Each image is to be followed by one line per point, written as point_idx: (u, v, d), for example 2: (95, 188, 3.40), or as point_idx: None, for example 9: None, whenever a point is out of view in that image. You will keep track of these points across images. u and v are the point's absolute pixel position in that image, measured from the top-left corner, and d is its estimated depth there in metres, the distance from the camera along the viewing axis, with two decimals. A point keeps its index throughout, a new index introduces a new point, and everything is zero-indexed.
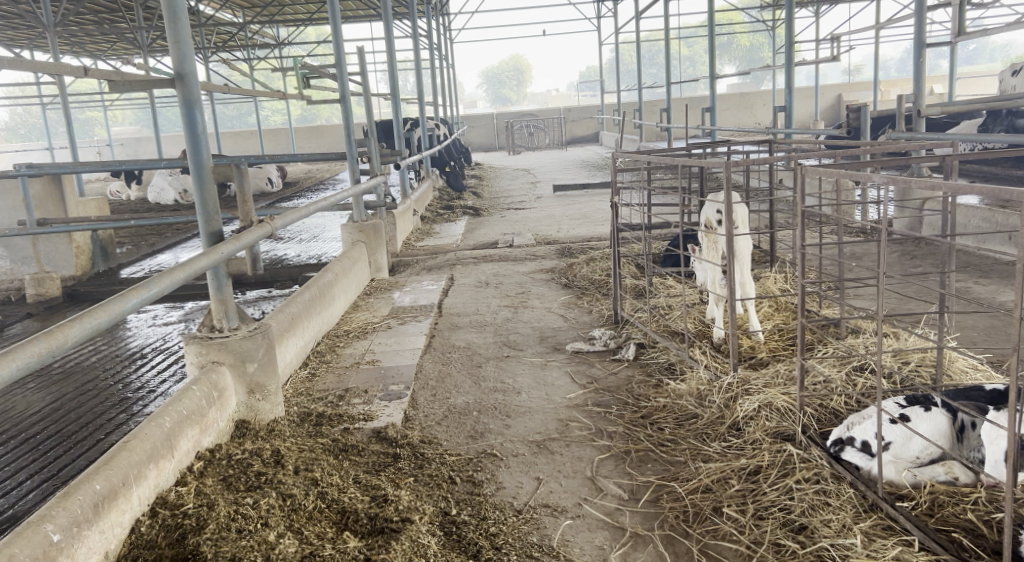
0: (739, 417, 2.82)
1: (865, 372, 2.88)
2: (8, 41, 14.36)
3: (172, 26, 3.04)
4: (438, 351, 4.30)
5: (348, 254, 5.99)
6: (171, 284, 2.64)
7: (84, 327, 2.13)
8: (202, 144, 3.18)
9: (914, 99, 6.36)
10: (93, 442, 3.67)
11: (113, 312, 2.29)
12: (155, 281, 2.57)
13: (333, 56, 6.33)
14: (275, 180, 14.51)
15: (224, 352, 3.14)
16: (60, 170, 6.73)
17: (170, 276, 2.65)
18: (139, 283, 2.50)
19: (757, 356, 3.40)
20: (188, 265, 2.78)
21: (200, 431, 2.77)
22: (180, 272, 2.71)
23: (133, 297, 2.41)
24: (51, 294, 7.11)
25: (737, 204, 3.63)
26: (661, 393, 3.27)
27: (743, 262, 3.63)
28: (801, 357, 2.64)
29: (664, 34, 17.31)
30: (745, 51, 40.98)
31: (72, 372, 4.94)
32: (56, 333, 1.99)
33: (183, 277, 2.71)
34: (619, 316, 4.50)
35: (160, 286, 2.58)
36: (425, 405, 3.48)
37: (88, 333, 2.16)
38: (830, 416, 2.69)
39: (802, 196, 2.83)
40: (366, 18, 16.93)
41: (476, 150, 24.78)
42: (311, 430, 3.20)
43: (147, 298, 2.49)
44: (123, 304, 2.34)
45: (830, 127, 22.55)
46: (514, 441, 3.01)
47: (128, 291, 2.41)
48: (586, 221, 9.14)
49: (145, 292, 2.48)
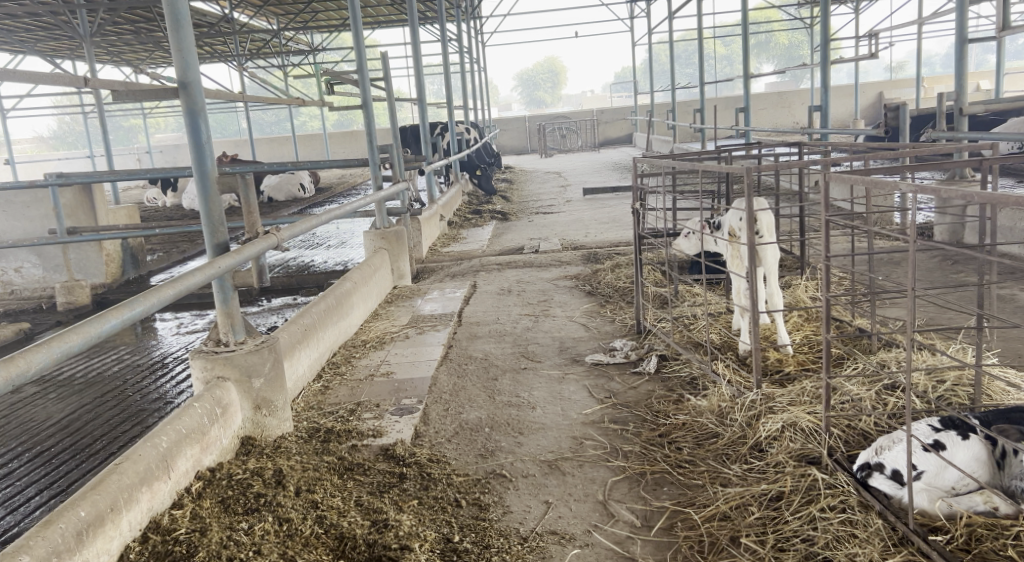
0: (762, 437, 2.64)
1: (897, 391, 2.69)
2: (50, 52, 14.71)
3: (174, 33, 2.99)
4: (455, 362, 4.20)
5: (369, 262, 5.92)
6: (158, 301, 2.51)
7: (52, 352, 1.96)
8: (206, 154, 3.13)
9: (956, 96, 6.07)
10: (105, 457, 3.64)
11: (89, 335, 2.14)
12: (141, 299, 2.43)
13: (353, 63, 6.25)
14: (307, 186, 14.60)
15: (229, 367, 3.08)
16: (88, 180, 6.79)
17: (159, 293, 2.54)
18: (123, 303, 2.36)
19: (783, 370, 3.22)
20: (189, 278, 2.70)
21: (201, 450, 2.70)
22: (170, 289, 2.59)
23: (113, 317, 2.26)
24: (81, 302, 7.20)
25: (763, 211, 3.46)
26: (682, 410, 3.12)
27: (767, 271, 3.43)
28: (827, 374, 2.47)
29: (696, 34, 17.00)
30: (783, 49, 40.33)
31: (94, 381, 4.95)
32: (19, 360, 1.82)
33: (173, 294, 2.59)
34: (641, 326, 4.34)
35: (146, 305, 2.43)
36: (436, 421, 3.37)
37: (58, 359, 2.00)
38: (859, 438, 2.50)
39: (828, 202, 2.64)
40: (397, 23, 16.97)
41: (508, 153, 24.71)
42: (318, 447, 3.12)
43: (131, 317, 2.36)
44: (100, 326, 2.19)
45: (871, 126, 21.99)
46: (524, 461, 2.88)
47: (118, 309, 2.33)
48: (614, 225, 8.98)
49: (128, 311, 2.34)
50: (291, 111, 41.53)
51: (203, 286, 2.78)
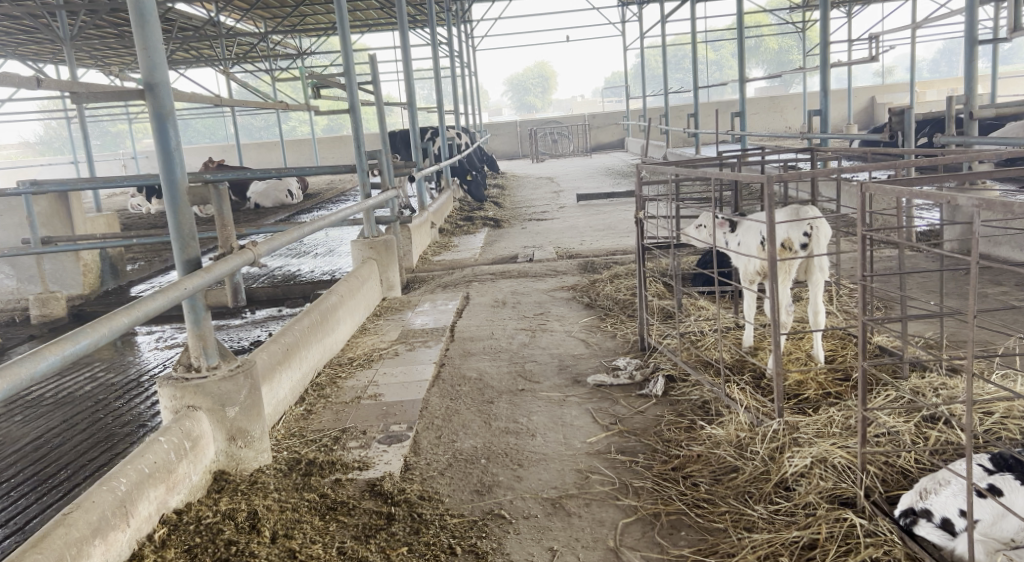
0: (788, 473, 2.40)
1: (937, 423, 2.44)
2: (33, 56, 14.35)
3: (139, 31, 2.72)
4: (448, 383, 3.93)
5: (356, 273, 5.65)
6: (107, 332, 2.19)
7: None
8: (175, 162, 2.86)
9: (965, 100, 5.85)
10: (67, 489, 3.34)
11: (21, 377, 1.79)
12: (86, 331, 2.11)
13: (341, 66, 5.96)
14: (295, 193, 14.28)
15: (201, 395, 2.81)
16: (63, 187, 6.48)
17: (109, 322, 2.22)
18: (65, 335, 2.04)
19: (806, 399, 2.98)
20: (143, 305, 2.38)
21: (166, 490, 2.44)
22: (123, 318, 2.28)
23: (50, 354, 1.92)
24: (56, 315, 6.84)
25: (821, 223, 3.21)
26: (695, 439, 2.86)
27: (817, 288, 3.25)
28: (862, 406, 2.22)
29: (690, 40, 16.80)
30: (773, 54, 40.45)
31: (64, 402, 4.64)
32: None
33: (126, 323, 2.28)
34: (645, 343, 4.10)
35: (91, 337, 2.11)
36: (428, 451, 3.11)
37: None
38: (899, 477, 2.25)
39: (864, 214, 2.42)
40: (387, 26, 16.67)
41: (499, 158, 24.47)
42: (298, 481, 2.86)
43: (75, 351, 2.03)
44: (34, 365, 1.85)
45: (864, 130, 21.95)
46: (525, 499, 2.62)
47: (54, 346, 1.97)
48: (610, 232, 8.74)
49: (71, 345, 2.02)
50: (279, 116, 41.18)
51: (163, 311, 2.47)
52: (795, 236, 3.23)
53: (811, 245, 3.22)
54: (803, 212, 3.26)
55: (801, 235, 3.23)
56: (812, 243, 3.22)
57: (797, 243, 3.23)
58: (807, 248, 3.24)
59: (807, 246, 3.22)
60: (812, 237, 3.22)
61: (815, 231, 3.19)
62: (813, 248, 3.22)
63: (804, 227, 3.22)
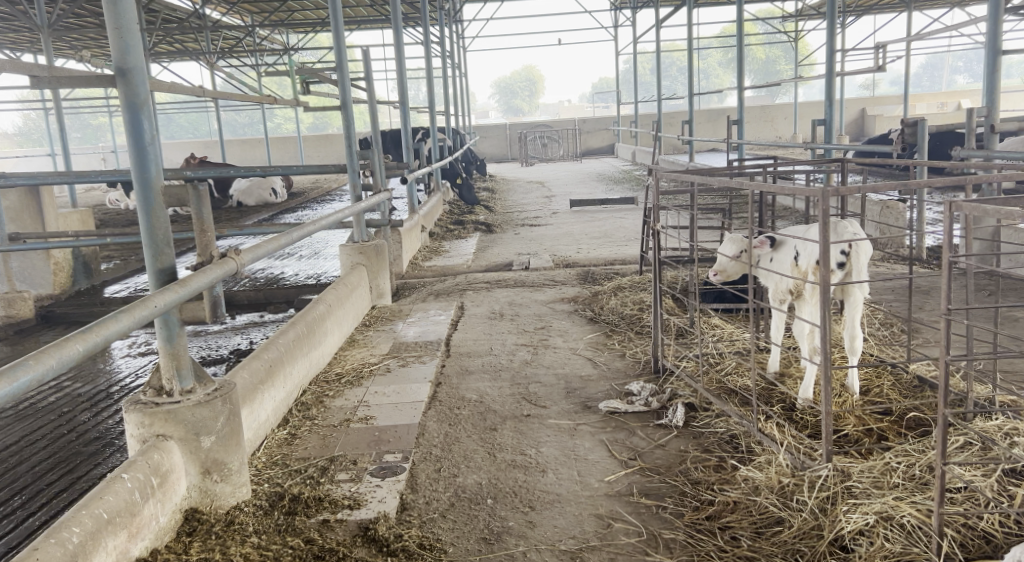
0: (845, 531, 2.10)
1: (1017, 481, 2.15)
2: (9, 43, 13.85)
3: (110, 8, 2.37)
4: (445, 405, 3.60)
5: (345, 280, 5.31)
6: (55, 363, 1.70)
7: None
8: (149, 158, 2.51)
9: (986, 113, 5.58)
10: (20, 519, 2.98)
11: None
12: (29, 364, 1.61)
13: (332, 60, 5.61)
14: (279, 192, 13.85)
15: (173, 423, 2.47)
16: (33, 181, 6.05)
17: (58, 349, 1.73)
18: (2, 369, 1.54)
19: (852, 442, 2.68)
20: (96, 330, 1.89)
21: (128, 538, 2.10)
22: (76, 345, 1.79)
23: None
24: (23, 317, 6.37)
25: (862, 242, 2.95)
26: (729, 482, 2.56)
27: (853, 311, 2.96)
28: (942, 460, 1.92)
29: (684, 47, 16.54)
30: (760, 64, 40.61)
31: (24, 415, 4.25)
32: None
33: (80, 350, 1.79)
34: (659, 366, 3.79)
35: (34, 372, 1.61)
36: (427, 487, 2.78)
37: None
38: (980, 542, 1.97)
39: (950, 238, 1.92)
40: (376, 25, 16.32)
41: (488, 161, 24.17)
42: (281, 522, 2.53)
43: (11, 392, 1.53)
44: None
45: (855, 140, 21.91)
46: (541, 551, 2.31)
47: None
48: (606, 240, 8.43)
49: (9, 383, 1.52)
50: (264, 113, 40.65)
51: (121, 335, 2.00)
52: (832, 254, 2.94)
53: (848, 266, 2.95)
54: (842, 229, 2.99)
55: (837, 255, 2.95)
56: (850, 262, 2.94)
57: (834, 262, 2.95)
58: (844, 268, 2.96)
59: (843, 268, 2.95)
60: (850, 256, 2.94)
61: (853, 251, 2.92)
62: (851, 268, 2.95)
63: (842, 246, 2.94)
